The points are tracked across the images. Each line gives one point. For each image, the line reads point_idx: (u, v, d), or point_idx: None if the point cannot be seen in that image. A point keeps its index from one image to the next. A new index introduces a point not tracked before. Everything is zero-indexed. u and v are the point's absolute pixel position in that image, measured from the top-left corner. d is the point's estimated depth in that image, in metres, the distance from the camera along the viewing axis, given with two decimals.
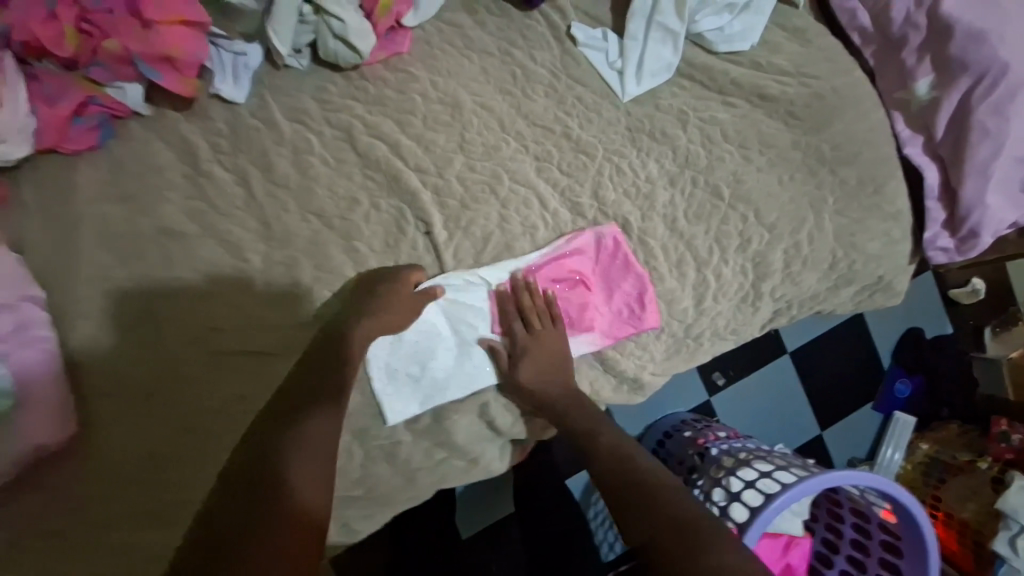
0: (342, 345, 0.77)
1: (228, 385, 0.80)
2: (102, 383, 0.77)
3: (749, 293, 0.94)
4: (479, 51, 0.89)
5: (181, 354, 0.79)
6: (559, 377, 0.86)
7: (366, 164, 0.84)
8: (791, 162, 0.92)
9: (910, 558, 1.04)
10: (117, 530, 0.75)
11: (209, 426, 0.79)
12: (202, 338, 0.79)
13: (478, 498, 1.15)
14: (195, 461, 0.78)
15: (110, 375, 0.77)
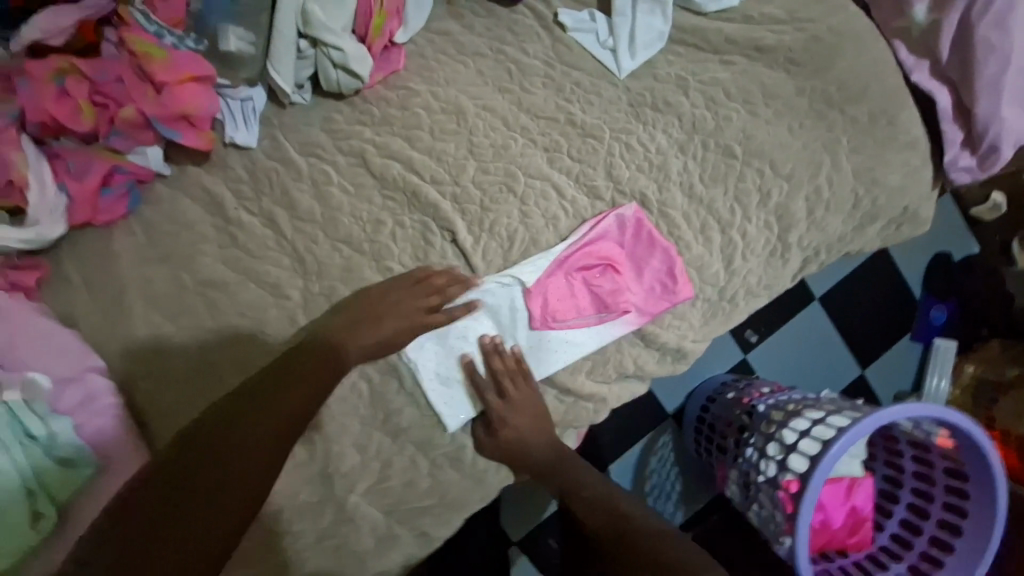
0: (335, 359, 0.75)
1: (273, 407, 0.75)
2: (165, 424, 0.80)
3: (777, 246, 0.94)
4: (473, 55, 0.90)
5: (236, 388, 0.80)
6: (534, 421, 0.85)
7: (383, 184, 0.86)
8: (799, 110, 0.91)
9: (976, 482, 1.03)
10: None
11: None
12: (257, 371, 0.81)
13: (520, 502, 1.16)
14: None
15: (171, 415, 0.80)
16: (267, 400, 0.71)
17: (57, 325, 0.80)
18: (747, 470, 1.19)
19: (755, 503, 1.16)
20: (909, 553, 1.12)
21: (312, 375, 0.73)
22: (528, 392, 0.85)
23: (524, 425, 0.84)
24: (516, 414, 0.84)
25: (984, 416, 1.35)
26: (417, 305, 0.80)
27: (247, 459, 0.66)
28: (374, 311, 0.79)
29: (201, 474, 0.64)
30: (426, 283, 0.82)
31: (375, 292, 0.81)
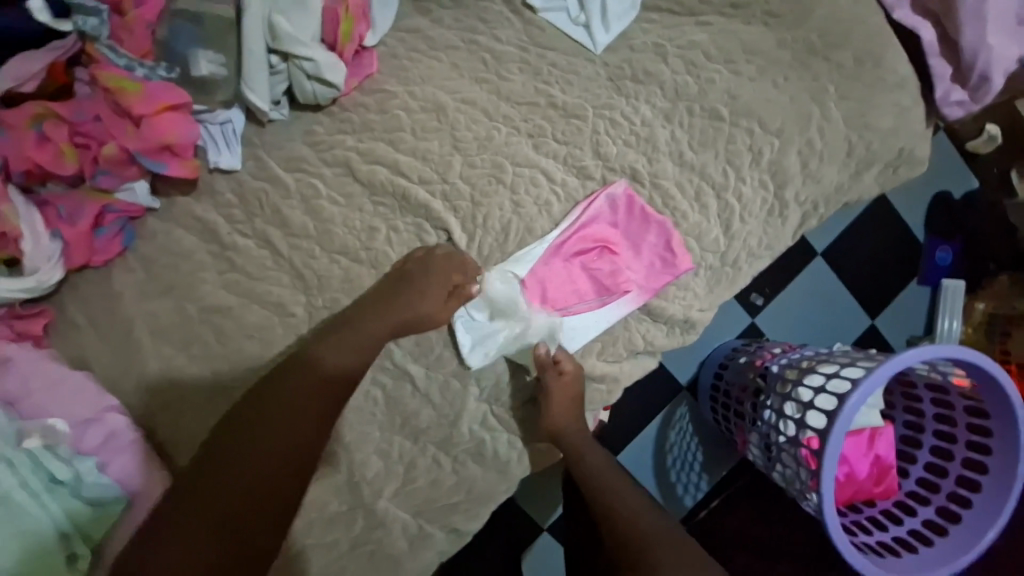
0: (349, 369, 0.78)
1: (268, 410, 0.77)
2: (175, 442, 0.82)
3: (774, 205, 0.94)
4: (445, 48, 0.89)
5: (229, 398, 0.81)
6: (574, 403, 0.85)
7: (372, 191, 0.85)
8: (782, 63, 0.90)
9: (997, 417, 1.03)
10: None
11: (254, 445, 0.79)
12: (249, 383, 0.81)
13: (536, 492, 1.28)
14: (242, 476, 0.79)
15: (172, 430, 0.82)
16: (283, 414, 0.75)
17: (70, 370, 0.81)
18: (767, 432, 1.20)
19: (778, 464, 1.17)
20: (937, 494, 1.13)
21: (326, 393, 0.76)
22: (572, 373, 0.85)
23: (564, 402, 0.85)
24: (556, 392, 0.85)
25: (999, 349, 1.35)
26: (425, 297, 0.81)
27: (280, 473, 0.73)
28: (377, 319, 0.80)
29: (241, 489, 0.72)
30: (432, 274, 0.82)
31: (376, 293, 0.82)
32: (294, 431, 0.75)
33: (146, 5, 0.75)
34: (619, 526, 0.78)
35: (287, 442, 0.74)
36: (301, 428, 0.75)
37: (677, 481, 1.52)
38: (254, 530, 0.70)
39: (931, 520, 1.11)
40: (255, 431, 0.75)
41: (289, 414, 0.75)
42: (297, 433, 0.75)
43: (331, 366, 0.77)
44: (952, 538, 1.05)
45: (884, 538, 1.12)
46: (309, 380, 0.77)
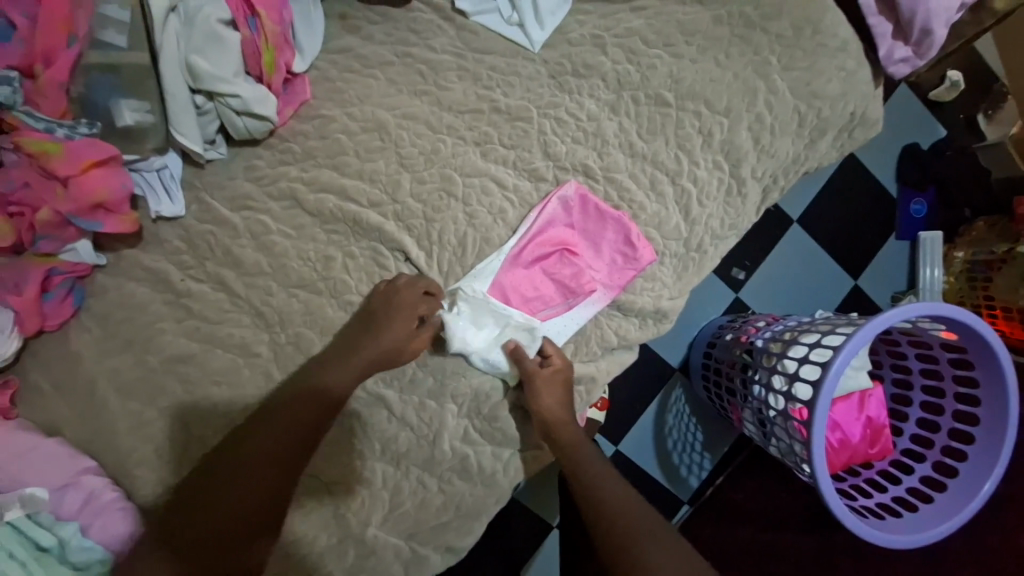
0: (334, 396, 0.77)
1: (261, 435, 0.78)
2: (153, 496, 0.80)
3: (732, 183, 0.92)
4: (379, 65, 0.87)
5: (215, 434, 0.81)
6: (565, 394, 0.85)
7: (323, 220, 0.84)
8: (721, 40, 0.88)
9: (981, 367, 1.02)
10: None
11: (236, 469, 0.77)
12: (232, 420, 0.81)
13: (542, 491, 1.30)
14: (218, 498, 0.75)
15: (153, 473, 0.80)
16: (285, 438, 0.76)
17: (43, 436, 0.79)
18: (758, 407, 1.20)
19: (773, 438, 1.17)
20: (932, 450, 1.13)
21: (306, 427, 0.77)
22: (561, 366, 0.85)
23: (557, 393, 0.83)
24: (547, 386, 0.83)
25: (982, 295, 1.35)
26: (394, 326, 0.80)
27: (272, 498, 0.74)
28: (348, 355, 0.79)
29: (243, 506, 0.74)
30: (399, 299, 0.81)
31: (352, 328, 0.82)
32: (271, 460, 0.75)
33: (55, 65, 0.70)
34: (609, 520, 0.76)
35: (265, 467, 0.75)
36: (284, 459, 0.76)
37: (679, 462, 1.52)
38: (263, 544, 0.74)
39: (929, 476, 1.11)
40: (252, 456, 0.76)
41: (268, 445, 0.76)
42: (270, 462, 0.75)
43: (309, 404, 0.77)
44: (951, 491, 1.03)
45: (884, 499, 1.12)
46: (288, 415, 0.77)
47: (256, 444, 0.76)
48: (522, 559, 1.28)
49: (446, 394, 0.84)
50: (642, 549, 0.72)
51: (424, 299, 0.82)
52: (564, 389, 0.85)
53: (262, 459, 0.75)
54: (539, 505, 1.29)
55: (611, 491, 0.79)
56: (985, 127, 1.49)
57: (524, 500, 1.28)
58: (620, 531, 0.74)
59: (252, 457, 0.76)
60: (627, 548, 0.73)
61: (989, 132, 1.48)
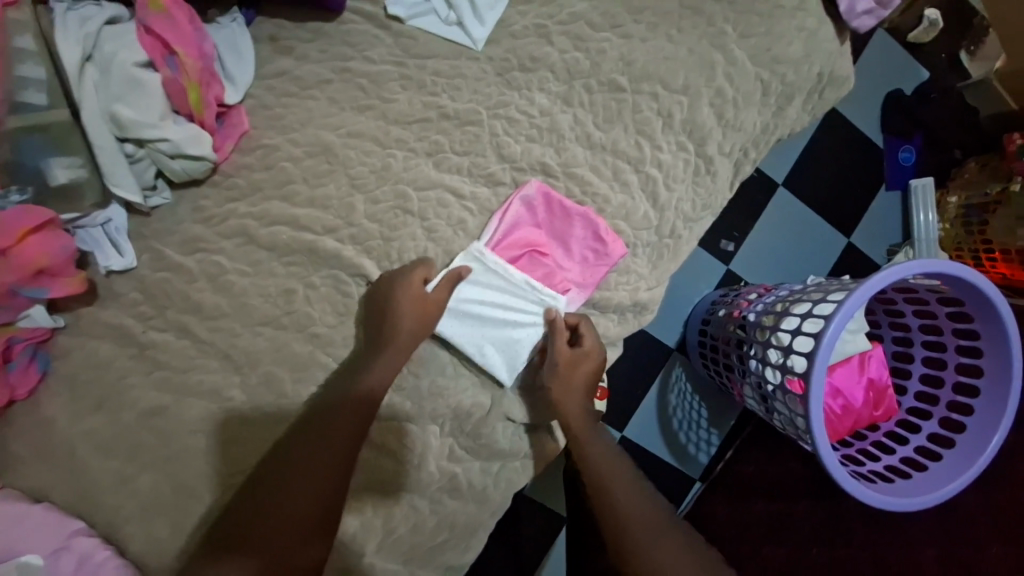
0: (324, 417, 0.76)
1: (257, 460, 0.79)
2: (143, 553, 0.79)
3: (699, 163, 0.88)
4: (318, 84, 0.83)
5: (197, 484, 0.80)
6: (586, 391, 0.84)
7: (279, 253, 0.81)
8: (671, 14, 0.84)
9: (981, 319, 0.98)
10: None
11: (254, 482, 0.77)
12: (213, 467, 0.80)
13: (549, 486, 1.29)
14: (247, 510, 0.75)
15: (142, 529, 0.80)
16: (293, 449, 0.76)
17: (27, 504, 0.79)
18: (757, 382, 1.17)
19: (775, 412, 1.14)
20: (936, 406, 1.10)
21: (320, 427, 0.75)
22: (594, 348, 0.84)
23: (575, 383, 0.82)
24: (569, 371, 0.83)
25: (979, 239, 1.31)
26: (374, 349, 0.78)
27: (287, 505, 0.71)
28: (365, 364, 0.78)
29: (266, 509, 0.73)
30: (396, 283, 0.78)
31: (364, 340, 0.80)
32: (302, 468, 0.74)
33: None
34: (616, 515, 0.75)
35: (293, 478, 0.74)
36: (315, 458, 0.74)
37: (687, 441, 1.50)
38: (285, 543, 0.69)
39: (935, 433, 1.08)
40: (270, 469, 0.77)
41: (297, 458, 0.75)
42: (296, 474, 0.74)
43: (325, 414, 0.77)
44: (959, 448, 1.00)
45: (891, 462, 1.09)
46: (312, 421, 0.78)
47: (283, 462, 0.75)
48: (535, 558, 1.28)
49: (426, 416, 0.83)
50: (650, 544, 0.71)
51: (423, 271, 0.79)
52: (588, 376, 0.83)
53: (296, 468, 0.74)
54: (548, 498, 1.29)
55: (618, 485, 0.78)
56: (968, 64, 1.44)
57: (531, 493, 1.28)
58: (631, 525, 0.73)
59: (291, 467, 0.75)
60: (635, 544, 0.71)
61: (972, 68, 1.44)
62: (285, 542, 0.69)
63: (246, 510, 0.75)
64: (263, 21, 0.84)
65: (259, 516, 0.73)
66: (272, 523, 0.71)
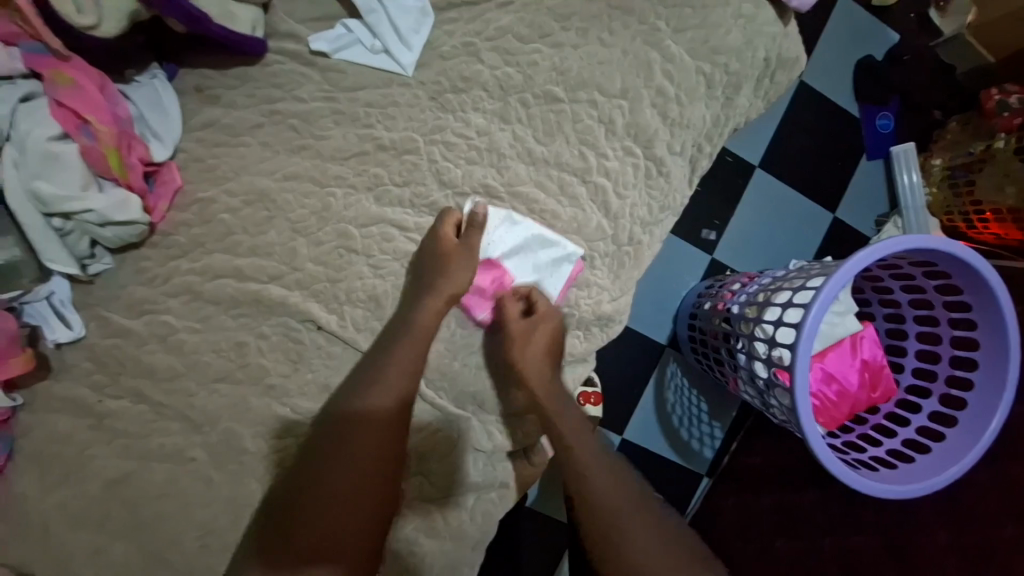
0: (361, 399, 0.74)
1: (320, 445, 0.72)
2: None
3: (649, 165, 0.85)
4: (249, 129, 0.82)
5: (164, 551, 0.78)
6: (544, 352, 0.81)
7: (227, 307, 0.80)
8: (600, 17, 0.81)
9: (969, 288, 0.93)
10: (293, 549, 0.66)
11: (317, 457, 0.71)
12: (178, 534, 0.78)
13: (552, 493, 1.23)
14: (316, 479, 0.70)
15: None
16: (348, 423, 0.73)
17: None
18: (748, 376, 1.11)
19: (770, 407, 1.08)
20: (935, 382, 1.04)
21: (379, 394, 0.74)
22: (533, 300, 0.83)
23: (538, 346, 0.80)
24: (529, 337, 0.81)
25: (968, 200, 1.24)
26: (383, 378, 0.74)
27: (360, 464, 0.70)
28: (388, 356, 0.76)
29: (330, 474, 0.69)
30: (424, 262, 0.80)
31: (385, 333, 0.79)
32: (340, 479, 0.69)
33: None
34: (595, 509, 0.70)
35: (352, 484, 0.69)
36: (371, 427, 0.72)
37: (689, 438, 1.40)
38: (364, 506, 0.69)
39: (938, 412, 1.02)
40: (325, 443, 0.72)
41: (348, 473, 0.69)
42: (341, 488, 0.69)
43: (379, 406, 0.73)
44: (961, 427, 0.94)
45: (893, 446, 1.04)
46: (361, 425, 0.72)
47: (334, 440, 0.72)
48: None
49: None
50: (624, 544, 0.67)
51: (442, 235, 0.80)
52: (546, 344, 0.81)
53: (352, 446, 0.71)
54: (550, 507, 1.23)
55: (598, 475, 0.73)
56: (939, 21, 1.38)
57: (535, 505, 1.22)
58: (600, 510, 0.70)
59: (324, 463, 0.70)
60: (607, 540, 0.68)
61: (944, 26, 1.37)
62: (362, 503, 0.69)
63: (308, 484, 0.70)
64: (187, 74, 0.82)
65: (334, 481, 0.69)
66: (347, 482, 0.69)
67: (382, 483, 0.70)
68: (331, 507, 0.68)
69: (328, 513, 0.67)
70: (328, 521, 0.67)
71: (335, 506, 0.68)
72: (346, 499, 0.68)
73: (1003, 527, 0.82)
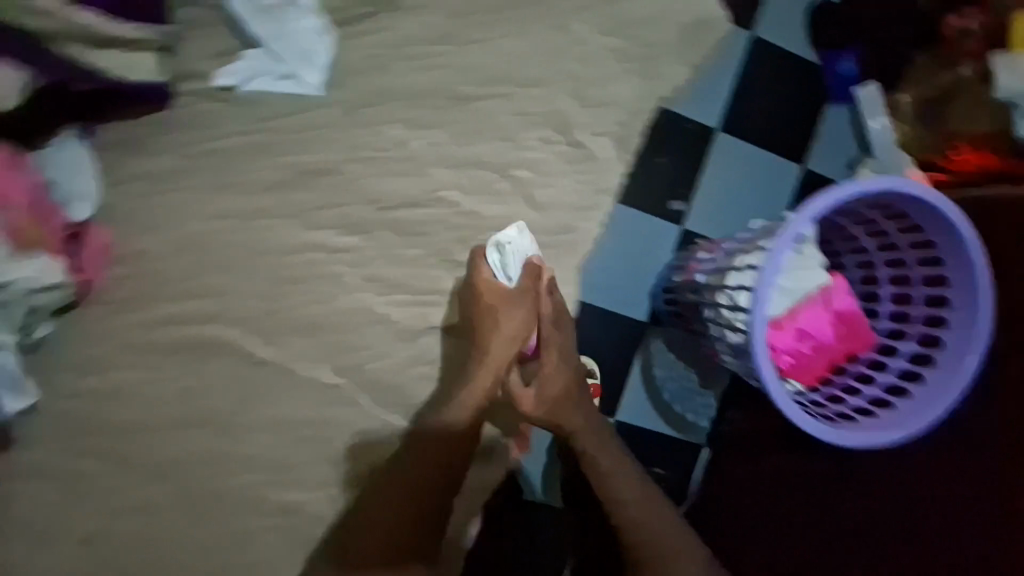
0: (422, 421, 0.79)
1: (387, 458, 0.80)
2: None
3: (574, 151, 0.83)
4: (166, 173, 0.80)
5: None
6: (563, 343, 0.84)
7: (169, 355, 0.79)
8: (503, 11, 0.80)
9: (927, 223, 0.88)
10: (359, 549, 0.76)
11: (387, 469, 0.79)
12: None
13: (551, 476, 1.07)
14: (383, 490, 0.77)
15: None
16: (416, 445, 0.78)
17: None
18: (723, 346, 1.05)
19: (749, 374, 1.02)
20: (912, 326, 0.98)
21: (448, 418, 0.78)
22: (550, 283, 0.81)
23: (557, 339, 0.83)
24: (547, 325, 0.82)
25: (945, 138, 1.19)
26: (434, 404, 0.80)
27: (422, 483, 0.77)
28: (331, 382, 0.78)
29: (395, 487, 0.77)
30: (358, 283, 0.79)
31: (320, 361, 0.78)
32: (402, 491, 0.77)
33: None
34: (612, 496, 0.81)
35: (412, 500, 0.77)
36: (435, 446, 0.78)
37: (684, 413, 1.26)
38: (419, 518, 0.77)
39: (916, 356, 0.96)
40: (393, 456, 0.79)
41: (405, 488, 0.77)
42: (403, 499, 0.77)
43: (456, 424, 0.78)
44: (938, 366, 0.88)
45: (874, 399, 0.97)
46: (428, 441, 0.78)
47: (395, 455, 0.79)
48: None
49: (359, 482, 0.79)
50: (622, 506, 0.81)
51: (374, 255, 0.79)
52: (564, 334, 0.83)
53: (413, 463, 0.78)
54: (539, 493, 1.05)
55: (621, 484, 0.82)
56: None
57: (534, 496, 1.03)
58: (611, 496, 0.82)
59: (390, 475, 0.78)
60: (611, 500, 0.82)
61: None
62: (419, 514, 0.77)
63: (378, 496, 0.78)
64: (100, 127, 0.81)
65: (399, 496, 0.77)
66: (406, 496, 0.77)
67: (433, 498, 0.78)
68: (394, 516, 0.77)
69: (395, 522, 0.77)
70: (393, 531, 0.77)
71: (400, 516, 0.77)
72: (409, 508, 0.77)
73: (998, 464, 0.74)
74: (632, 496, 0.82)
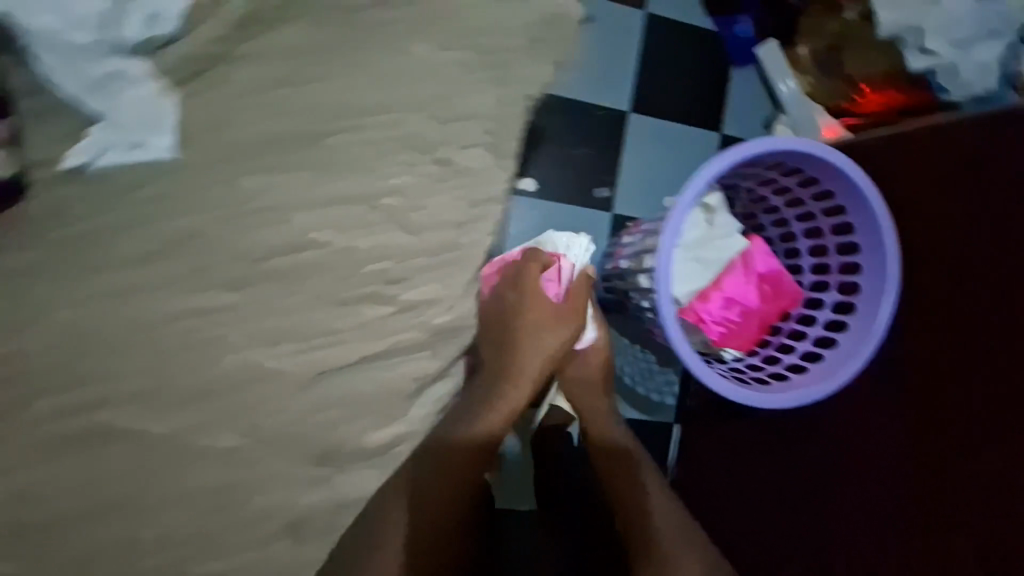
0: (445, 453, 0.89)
1: (420, 493, 0.87)
2: None
3: (443, 168, 0.84)
4: (16, 262, 0.75)
5: None
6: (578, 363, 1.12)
7: (43, 456, 0.73)
8: (343, 45, 0.80)
9: (831, 180, 1.03)
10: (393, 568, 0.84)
11: (414, 504, 0.86)
12: None
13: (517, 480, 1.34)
14: (419, 516, 0.87)
15: None
16: (446, 464, 0.90)
17: None
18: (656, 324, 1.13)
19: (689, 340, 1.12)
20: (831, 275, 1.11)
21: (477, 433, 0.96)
22: None
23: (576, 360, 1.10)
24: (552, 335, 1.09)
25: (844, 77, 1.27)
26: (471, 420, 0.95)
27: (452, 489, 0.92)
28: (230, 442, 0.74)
29: (428, 500, 0.88)
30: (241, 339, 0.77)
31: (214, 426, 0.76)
32: (434, 508, 0.89)
33: None
34: (623, 497, 1.05)
35: (448, 506, 0.92)
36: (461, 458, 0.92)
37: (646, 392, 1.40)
38: (449, 524, 0.91)
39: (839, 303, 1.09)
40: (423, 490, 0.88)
41: (429, 506, 0.88)
42: (435, 510, 0.89)
43: (487, 430, 0.98)
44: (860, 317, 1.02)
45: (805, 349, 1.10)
46: (460, 454, 0.93)
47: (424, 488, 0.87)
48: None
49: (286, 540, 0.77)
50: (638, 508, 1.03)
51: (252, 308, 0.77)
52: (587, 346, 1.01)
53: (443, 480, 0.90)
54: (510, 499, 1.31)
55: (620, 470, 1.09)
56: None
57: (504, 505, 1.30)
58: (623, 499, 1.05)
59: (422, 495, 0.87)
60: (626, 505, 1.04)
61: None
62: (451, 521, 0.92)
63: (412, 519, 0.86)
64: None
65: (423, 518, 0.87)
66: (432, 512, 0.89)
67: (457, 501, 0.93)
68: (429, 533, 0.88)
69: (430, 533, 0.88)
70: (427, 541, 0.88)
71: (435, 530, 0.89)
72: (444, 516, 0.91)
73: (952, 427, 0.85)
74: (640, 493, 1.06)
